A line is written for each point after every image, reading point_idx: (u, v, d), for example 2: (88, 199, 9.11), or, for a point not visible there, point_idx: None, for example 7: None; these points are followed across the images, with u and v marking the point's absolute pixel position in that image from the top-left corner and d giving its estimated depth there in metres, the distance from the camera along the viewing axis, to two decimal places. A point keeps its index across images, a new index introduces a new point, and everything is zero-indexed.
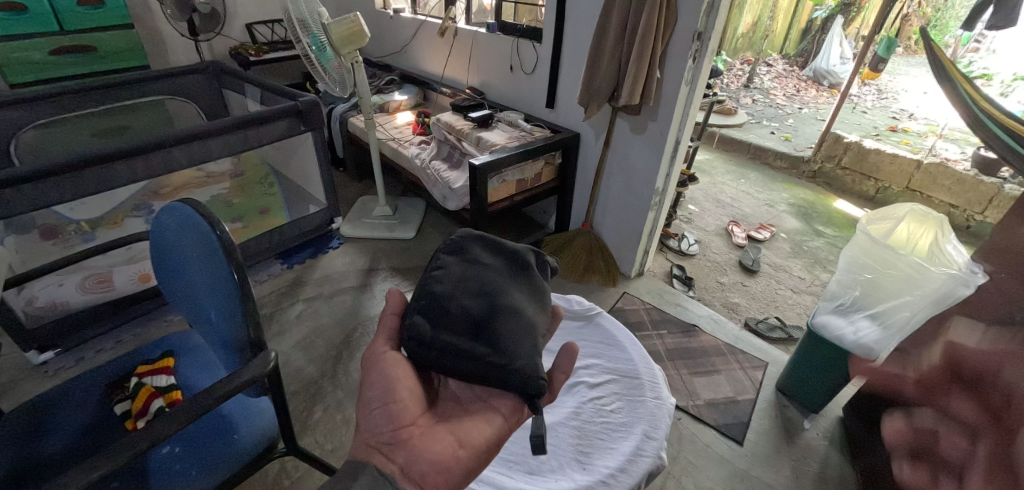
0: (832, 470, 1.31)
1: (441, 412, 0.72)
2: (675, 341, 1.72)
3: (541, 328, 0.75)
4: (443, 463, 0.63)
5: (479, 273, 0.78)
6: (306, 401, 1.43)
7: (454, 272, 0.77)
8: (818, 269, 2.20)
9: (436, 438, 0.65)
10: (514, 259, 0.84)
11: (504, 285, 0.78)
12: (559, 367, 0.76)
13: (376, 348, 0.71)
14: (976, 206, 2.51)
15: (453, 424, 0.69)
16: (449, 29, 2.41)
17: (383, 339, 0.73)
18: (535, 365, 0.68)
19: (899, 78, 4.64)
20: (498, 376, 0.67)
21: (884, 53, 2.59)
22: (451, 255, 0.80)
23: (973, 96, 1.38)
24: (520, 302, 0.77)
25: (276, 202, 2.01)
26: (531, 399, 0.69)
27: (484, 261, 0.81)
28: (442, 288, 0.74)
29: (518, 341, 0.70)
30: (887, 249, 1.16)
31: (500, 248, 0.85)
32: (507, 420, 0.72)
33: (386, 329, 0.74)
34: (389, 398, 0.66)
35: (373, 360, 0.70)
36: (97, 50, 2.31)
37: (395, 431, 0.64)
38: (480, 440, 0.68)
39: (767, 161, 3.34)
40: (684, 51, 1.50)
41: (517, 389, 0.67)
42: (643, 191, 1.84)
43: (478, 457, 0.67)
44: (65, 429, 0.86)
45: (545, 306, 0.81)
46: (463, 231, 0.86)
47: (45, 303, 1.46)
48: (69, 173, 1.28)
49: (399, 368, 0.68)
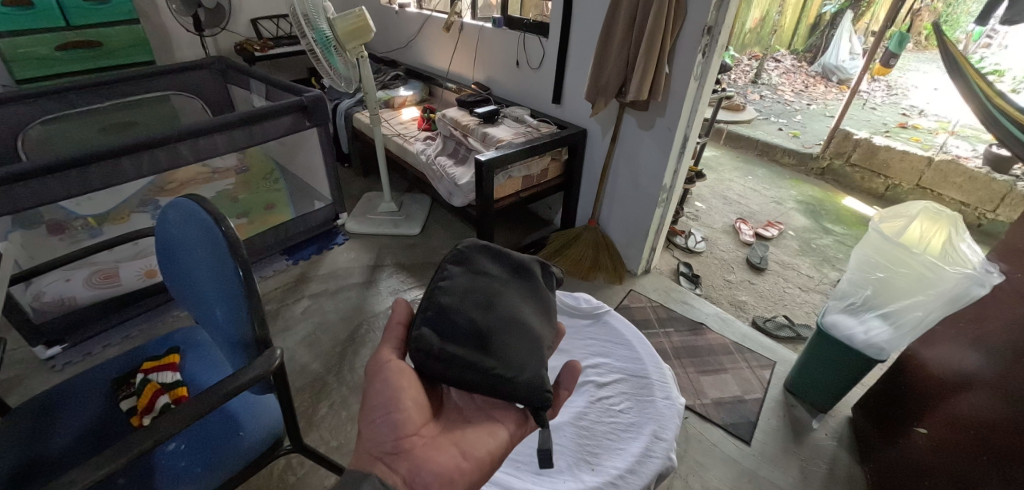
0: (841, 471, 1.29)
1: (445, 422, 0.71)
2: (682, 339, 1.70)
3: (546, 341, 0.75)
4: (448, 475, 0.61)
5: (485, 284, 0.78)
6: (311, 398, 1.43)
7: (459, 283, 0.77)
8: (827, 267, 2.18)
9: (440, 448, 0.64)
10: (519, 270, 0.84)
11: (509, 295, 0.78)
12: (559, 383, 0.76)
13: (381, 356, 0.70)
14: (987, 204, 2.48)
15: (457, 434, 0.68)
16: (455, 24, 2.39)
17: (388, 348, 0.72)
18: (541, 378, 0.68)
19: (909, 74, 4.58)
20: (504, 388, 0.66)
21: (896, 49, 2.54)
22: (457, 265, 0.80)
23: (987, 93, 1.35)
24: (525, 314, 0.76)
25: (281, 197, 1.99)
26: (538, 411, 0.68)
27: (489, 272, 0.80)
28: (449, 300, 0.73)
29: (523, 354, 0.70)
30: (900, 247, 1.13)
31: (506, 258, 0.84)
32: (510, 432, 0.72)
33: (392, 339, 0.74)
34: (392, 407, 0.64)
35: (377, 369, 0.69)
36: (102, 45, 2.30)
37: (397, 441, 0.62)
38: (484, 451, 0.67)
39: (774, 157, 3.30)
40: (694, 45, 1.47)
41: (524, 401, 0.66)
42: (650, 189, 1.82)
43: (482, 468, 0.65)
44: (71, 426, 0.86)
45: (549, 318, 0.81)
46: (468, 241, 0.85)
47: (52, 299, 1.46)
48: (74, 168, 1.28)
49: (404, 377, 0.68)
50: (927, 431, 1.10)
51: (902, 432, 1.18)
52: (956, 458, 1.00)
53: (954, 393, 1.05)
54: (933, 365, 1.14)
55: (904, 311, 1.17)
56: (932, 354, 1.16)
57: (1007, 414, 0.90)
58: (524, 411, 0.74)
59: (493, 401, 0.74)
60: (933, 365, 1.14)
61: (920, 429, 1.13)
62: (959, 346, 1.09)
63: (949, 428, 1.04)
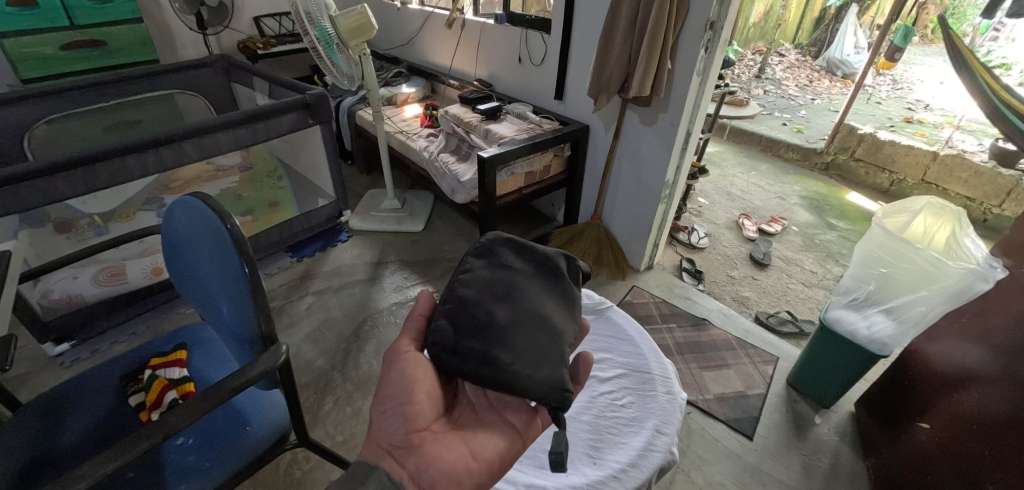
0: (843, 465, 1.30)
1: (456, 419, 0.72)
2: (685, 335, 1.71)
3: (568, 338, 0.75)
4: (456, 474, 0.62)
5: (507, 277, 0.79)
6: (316, 393, 1.45)
7: (480, 276, 0.78)
8: (831, 263, 2.17)
9: (449, 446, 0.66)
10: (544, 263, 0.84)
11: (530, 290, 0.78)
12: (575, 377, 0.76)
13: (399, 346, 0.73)
14: (993, 199, 2.47)
15: (467, 433, 0.70)
16: (457, 21, 2.38)
17: (407, 338, 0.75)
18: (561, 376, 0.68)
19: (915, 68, 4.55)
20: (519, 385, 0.66)
21: (900, 43, 2.50)
22: (479, 258, 0.82)
23: (994, 87, 1.32)
24: (547, 309, 0.77)
25: (285, 195, 2.01)
26: (556, 412, 0.67)
27: (513, 265, 0.81)
28: (469, 292, 0.75)
29: (539, 352, 0.70)
30: (904, 243, 1.12)
31: (531, 252, 0.85)
32: (520, 434, 0.72)
33: (412, 330, 0.76)
34: (405, 399, 0.66)
35: (394, 359, 0.71)
36: (108, 44, 2.32)
37: (407, 435, 0.64)
38: (493, 454, 0.68)
39: (778, 153, 3.28)
40: (696, 41, 1.46)
41: (541, 401, 0.66)
42: (653, 184, 1.82)
43: (489, 470, 0.66)
44: (81, 421, 0.87)
45: (575, 315, 0.80)
46: (492, 235, 0.87)
47: (60, 296, 1.48)
48: (81, 166, 1.29)
49: (419, 369, 0.69)
50: (929, 426, 1.11)
51: (904, 426, 1.18)
52: (957, 453, 1.00)
53: (955, 388, 1.06)
54: (935, 360, 1.15)
55: (906, 307, 1.16)
56: (935, 349, 1.16)
57: (1007, 410, 0.91)
58: (535, 409, 0.75)
59: (506, 401, 0.76)
60: (936, 359, 1.14)
61: (921, 424, 1.13)
62: (961, 341, 1.09)
63: (950, 422, 1.04)
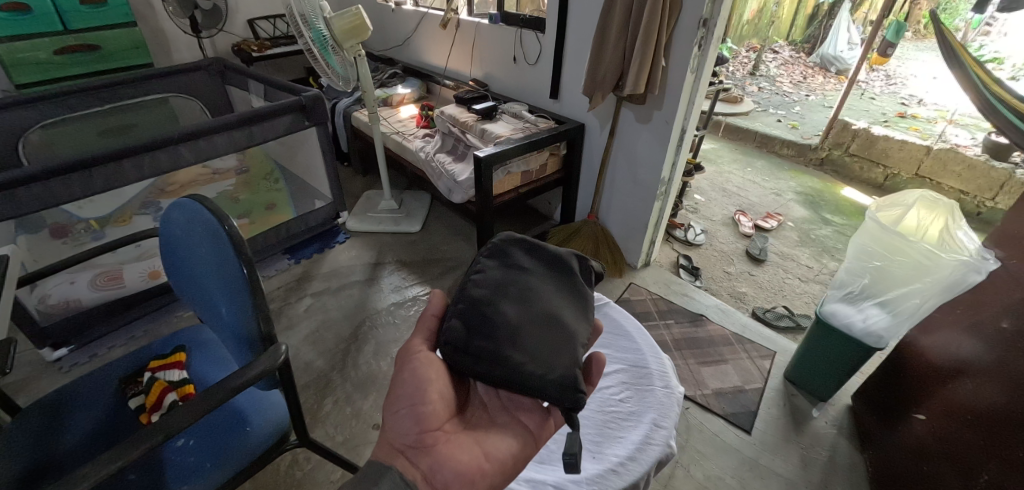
0: (841, 458, 1.31)
1: (469, 418, 0.73)
2: (682, 331, 1.72)
3: (580, 339, 0.75)
4: (470, 475, 0.63)
5: (517, 277, 0.79)
6: (316, 394, 1.45)
7: (492, 276, 0.79)
8: (826, 258, 2.19)
9: (462, 448, 0.66)
10: (554, 263, 0.85)
11: (541, 289, 0.79)
12: (588, 378, 0.75)
13: (412, 346, 0.73)
14: (987, 192, 2.49)
15: (479, 434, 0.70)
16: (451, 21, 2.39)
17: (420, 339, 0.75)
18: (574, 376, 0.68)
19: (908, 63, 4.58)
20: (530, 385, 0.66)
21: (893, 38, 2.49)
22: (491, 258, 0.82)
23: (983, 78, 1.33)
24: (558, 309, 0.77)
25: (282, 197, 2.01)
26: (569, 413, 0.67)
27: (524, 266, 0.82)
28: (480, 293, 0.75)
29: (550, 352, 0.70)
30: (898, 237, 1.14)
31: (541, 252, 0.86)
32: (533, 435, 0.73)
33: (424, 329, 0.77)
34: (418, 399, 0.67)
35: (406, 359, 0.71)
36: (101, 48, 2.31)
37: (420, 435, 0.65)
38: (506, 455, 0.69)
39: (773, 149, 3.30)
40: (690, 39, 1.48)
41: (554, 400, 0.66)
42: (649, 181, 1.83)
43: (503, 471, 0.67)
44: (81, 427, 0.87)
45: (587, 315, 0.80)
46: (503, 234, 0.87)
47: (58, 301, 1.48)
48: (76, 171, 1.29)
49: (432, 368, 0.70)
50: (926, 417, 1.11)
51: (902, 417, 1.19)
52: (954, 443, 1.01)
53: (952, 379, 1.06)
54: (930, 352, 1.16)
55: (902, 299, 1.18)
56: (929, 341, 1.17)
57: (1005, 401, 0.91)
58: (547, 410, 0.75)
59: (518, 402, 0.76)
60: (930, 350, 1.16)
61: (919, 415, 1.14)
62: (954, 332, 1.10)
63: (947, 413, 1.05)
